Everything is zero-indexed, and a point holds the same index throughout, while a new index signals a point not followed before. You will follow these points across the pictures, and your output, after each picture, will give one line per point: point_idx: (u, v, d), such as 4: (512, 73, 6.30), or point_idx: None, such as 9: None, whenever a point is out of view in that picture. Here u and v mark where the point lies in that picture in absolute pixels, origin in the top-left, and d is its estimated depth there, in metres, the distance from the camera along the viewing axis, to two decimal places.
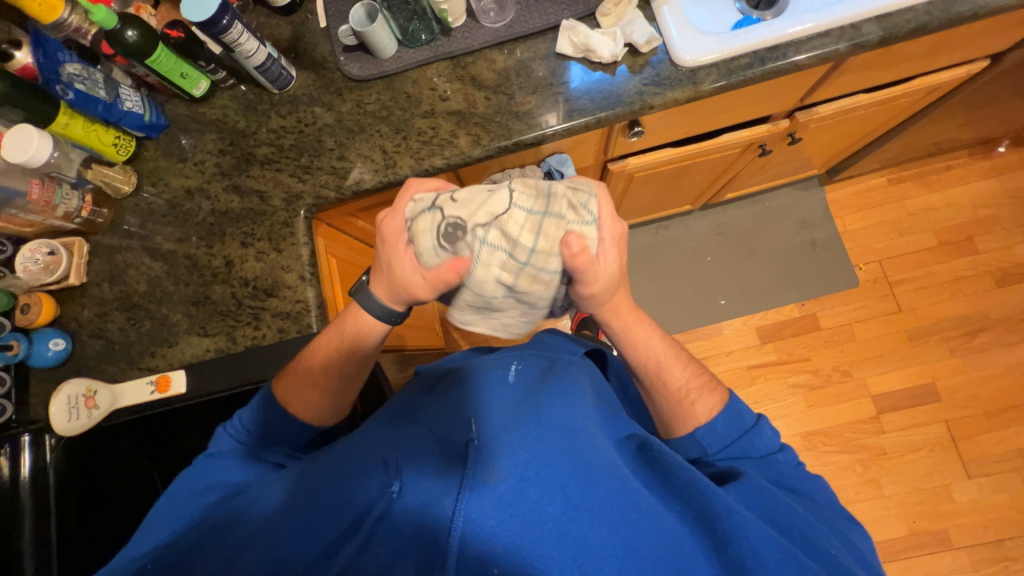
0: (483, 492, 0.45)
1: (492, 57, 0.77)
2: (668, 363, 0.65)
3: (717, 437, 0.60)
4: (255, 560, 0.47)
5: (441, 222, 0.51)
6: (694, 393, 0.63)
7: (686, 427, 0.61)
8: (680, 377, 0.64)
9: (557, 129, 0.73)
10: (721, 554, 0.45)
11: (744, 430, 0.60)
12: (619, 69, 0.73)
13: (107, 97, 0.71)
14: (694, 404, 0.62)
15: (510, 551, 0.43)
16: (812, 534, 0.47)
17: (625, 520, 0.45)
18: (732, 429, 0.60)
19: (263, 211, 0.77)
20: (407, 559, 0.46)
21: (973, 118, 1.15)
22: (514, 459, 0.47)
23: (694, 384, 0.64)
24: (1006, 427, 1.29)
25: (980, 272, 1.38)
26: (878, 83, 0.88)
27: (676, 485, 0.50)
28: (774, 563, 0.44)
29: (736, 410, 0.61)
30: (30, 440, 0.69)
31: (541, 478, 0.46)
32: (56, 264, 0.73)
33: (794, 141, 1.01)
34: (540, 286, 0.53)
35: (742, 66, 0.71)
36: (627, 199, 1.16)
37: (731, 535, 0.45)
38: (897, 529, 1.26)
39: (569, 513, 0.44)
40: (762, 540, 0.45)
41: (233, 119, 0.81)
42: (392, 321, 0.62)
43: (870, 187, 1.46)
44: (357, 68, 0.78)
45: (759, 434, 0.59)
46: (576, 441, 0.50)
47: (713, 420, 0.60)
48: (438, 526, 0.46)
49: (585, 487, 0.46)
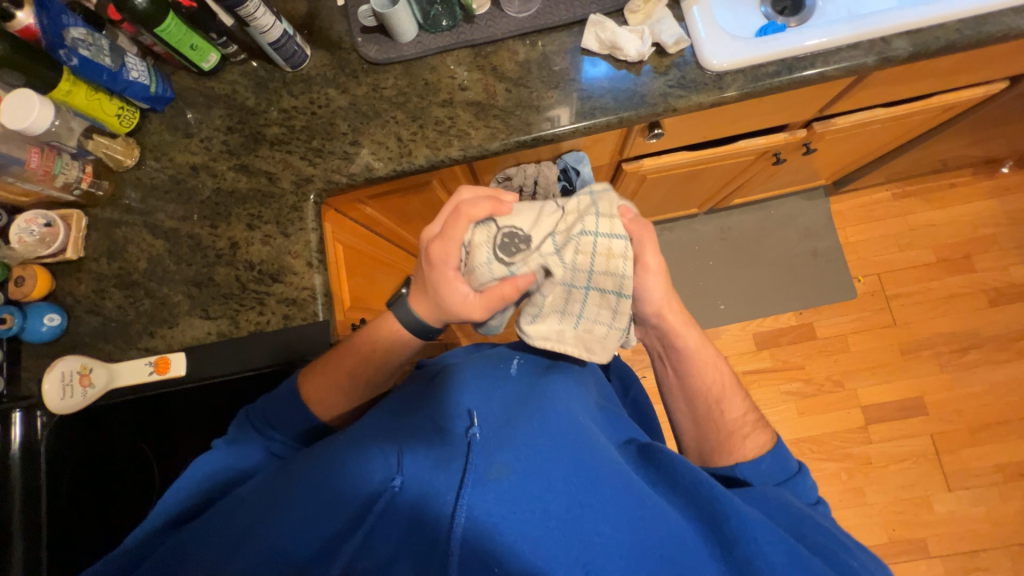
0: (485, 487, 0.45)
1: (515, 48, 0.75)
2: (724, 396, 0.64)
3: (760, 475, 0.58)
4: (253, 559, 0.46)
5: (496, 233, 0.55)
6: (747, 428, 0.62)
7: (733, 458, 0.60)
8: (736, 410, 0.64)
9: (575, 127, 0.72)
10: (728, 552, 0.44)
11: (789, 475, 0.59)
12: (645, 68, 0.72)
13: (113, 65, 0.68)
14: (745, 438, 0.61)
15: (513, 549, 0.42)
16: (829, 543, 0.46)
17: (629, 519, 0.44)
18: (774, 471, 0.58)
19: (271, 193, 0.75)
20: (409, 552, 0.47)
21: (983, 137, 1.15)
22: (516, 455, 0.47)
23: (748, 419, 0.63)
24: (989, 442, 1.32)
25: (975, 290, 1.40)
26: (897, 99, 0.88)
27: (680, 485, 0.49)
28: (786, 568, 0.42)
29: (782, 456, 0.59)
30: (21, 416, 0.68)
31: (543, 475, 0.46)
32: (53, 236, 0.71)
33: (808, 151, 1.00)
34: (613, 273, 0.55)
35: (768, 74, 0.70)
36: (636, 200, 1.15)
37: (738, 535, 0.44)
38: (877, 536, 1.29)
39: (572, 511, 0.44)
40: (771, 540, 0.44)
41: (243, 96, 0.78)
42: (426, 334, 0.64)
43: (874, 200, 1.47)
44: (375, 50, 0.76)
45: (801, 482, 0.58)
46: (579, 438, 0.50)
47: (761, 456, 0.59)
48: (439, 518, 0.46)
49: (588, 485, 0.45)
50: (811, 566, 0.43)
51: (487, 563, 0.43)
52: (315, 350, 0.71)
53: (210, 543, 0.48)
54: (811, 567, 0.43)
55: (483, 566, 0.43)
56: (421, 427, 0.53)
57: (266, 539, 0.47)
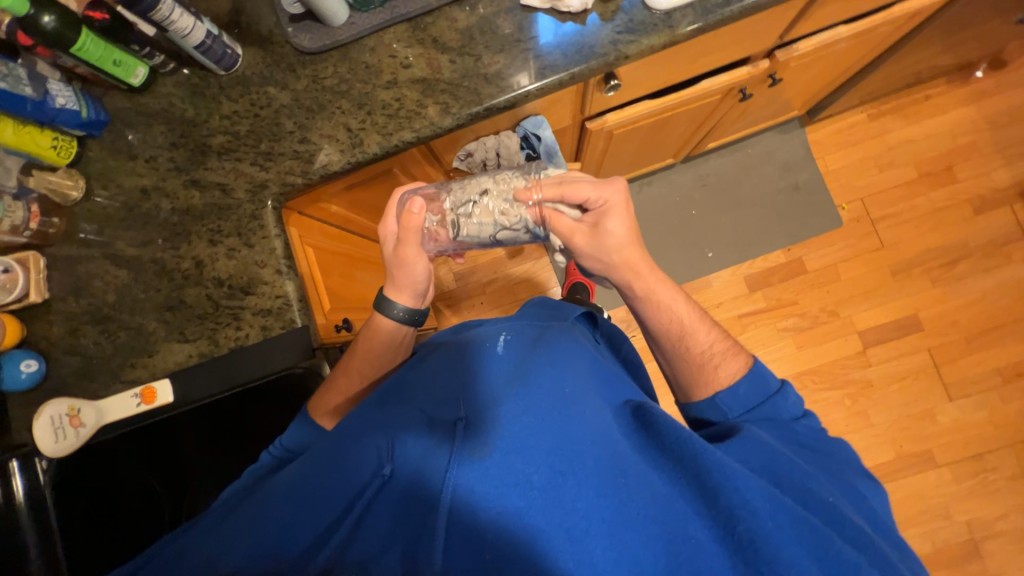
0: (471, 466, 0.42)
1: (453, 15, 0.72)
2: (696, 325, 0.63)
3: (738, 401, 0.56)
4: (248, 556, 0.46)
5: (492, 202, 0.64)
6: (719, 357, 0.60)
7: (708, 390, 0.58)
8: (705, 341, 0.62)
9: (529, 89, 0.69)
10: (711, 506, 0.42)
11: (767, 396, 0.56)
12: (590, 18, 0.69)
13: (35, 94, 0.64)
14: (718, 367, 0.59)
15: (500, 523, 0.40)
16: (810, 484, 0.44)
17: (614, 485, 0.41)
18: (756, 393, 0.56)
19: (227, 205, 0.73)
20: (399, 541, 0.44)
21: (952, 43, 1.12)
22: (499, 431, 0.44)
23: (719, 348, 0.61)
24: (984, 348, 1.34)
25: (960, 201, 1.39)
26: (858, 13, 0.84)
27: (666, 445, 0.45)
28: (768, 514, 0.41)
29: (761, 373, 0.57)
30: (19, 464, 0.66)
31: (527, 447, 0.42)
32: (14, 281, 0.68)
33: (774, 82, 0.98)
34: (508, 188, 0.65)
35: (718, 5, 0.67)
36: (608, 158, 1.12)
37: (722, 487, 0.42)
38: (885, 454, 1.32)
39: (556, 481, 0.41)
40: (755, 489, 0.42)
41: (180, 108, 0.75)
42: (414, 320, 0.70)
43: (850, 124, 1.45)
44: (308, 39, 0.72)
45: (783, 399, 0.56)
46: (564, 409, 0.46)
47: (735, 383, 0.57)
48: (428, 501, 0.43)
49: (573, 456, 0.42)
50: (791, 510, 0.41)
51: (479, 549, 0.40)
52: (301, 354, 0.70)
53: (203, 550, 0.49)
54: (797, 514, 0.41)
55: (472, 546, 0.40)
56: (409, 416, 0.50)
57: (259, 538, 0.47)
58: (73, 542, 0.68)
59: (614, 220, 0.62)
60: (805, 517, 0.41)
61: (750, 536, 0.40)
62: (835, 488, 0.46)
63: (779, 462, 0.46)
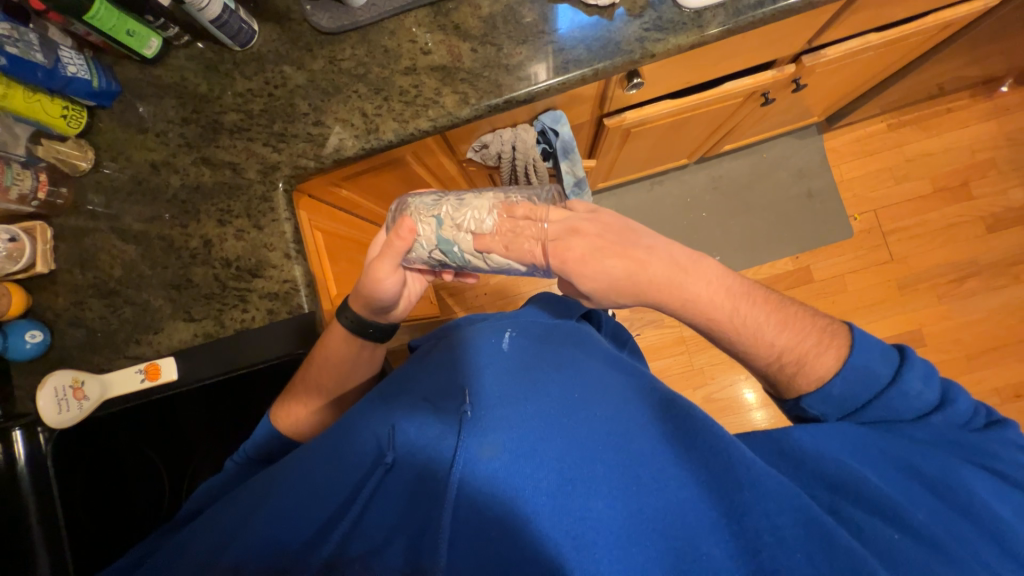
0: (476, 466, 0.41)
1: (476, 3, 0.70)
2: (760, 322, 0.55)
3: (834, 405, 0.50)
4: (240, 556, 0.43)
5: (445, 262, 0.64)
6: (805, 350, 0.52)
7: (796, 390, 0.52)
8: (780, 335, 0.54)
9: (549, 83, 0.68)
10: (735, 524, 0.41)
11: (878, 389, 0.48)
12: (617, 12, 0.67)
13: (45, 61, 0.62)
14: (807, 361, 0.52)
15: (504, 525, 0.39)
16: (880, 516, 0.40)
17: (623, 493, 0.41)
18: (859, 388, 0.49)
19: (238, 184, 0.72)
20: (402, 531, 0.41)
21: (982, 55, 1.09)
22: (507, 432, 0.43)
23: (803, 339, 0.53)
24: (984, 367, 1.34)
25: (973, 218, 1.38)
26: (890, 21, 0.82)
27: (696, 448, 0.44)
28: (799, 542, 0.39)
29: (865, 361, 0.49)
30: (22, 434, 0.65)
31: (535, 452, 0.42)
32: (20, 251, 0.67)
33: (798, 87, 0.95)
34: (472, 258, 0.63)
35: (750, 6, 0.65)
36: (622, 155, 1.10)
37: (750, 507, 0.41)
38: None
39: (562, 487, 0.40)
40: (787, 513, 0.40)
41: (193, 82, 0.73)
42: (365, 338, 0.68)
43: (869, 134, 1.42)
44: (326, 19, 0.70)
45: (903, 392, 0.47)
46: (575, 416, 0.45)
47: (828, 385, 0.50)
48: (431, 497, 0.43)
49: (584, 462, 0.42)
50: (831, 541, 0.38)
51: (483, 544, 0.39)
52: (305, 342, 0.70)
53: (197, 544, 0.48)
54: (844, 546, 0.38)
55: (477, 545, 0.39)
56: (414, 410, 0.50)
57: (257, 529, 0.45)
58: (78, 536, 0.68)
59: (593, 278, 0.59)
60: (846, 545, 0.38)
61: (773, 563, 0.38)
62: (932, 519, 0.40)
63: (844, 485, 0.42)
